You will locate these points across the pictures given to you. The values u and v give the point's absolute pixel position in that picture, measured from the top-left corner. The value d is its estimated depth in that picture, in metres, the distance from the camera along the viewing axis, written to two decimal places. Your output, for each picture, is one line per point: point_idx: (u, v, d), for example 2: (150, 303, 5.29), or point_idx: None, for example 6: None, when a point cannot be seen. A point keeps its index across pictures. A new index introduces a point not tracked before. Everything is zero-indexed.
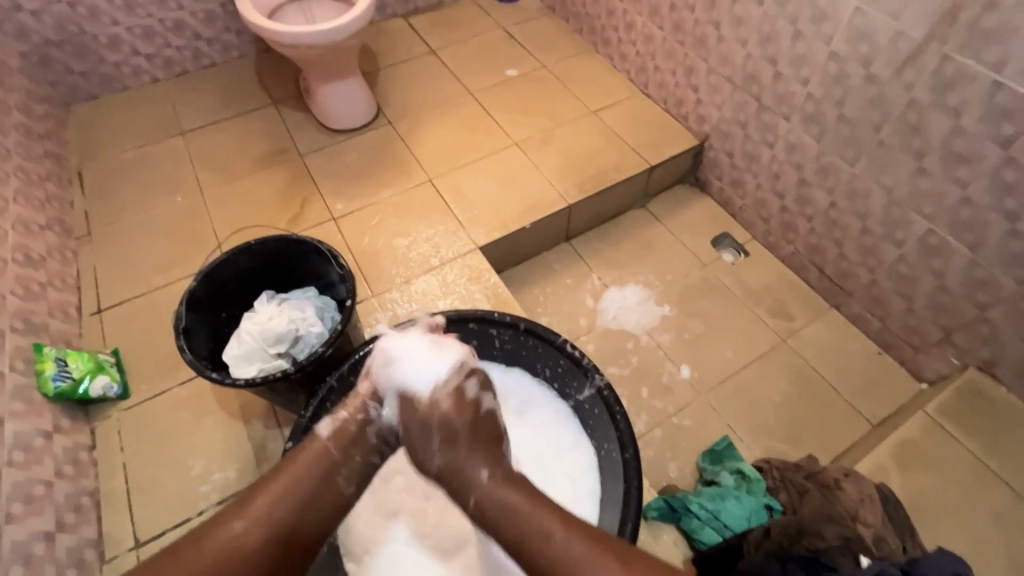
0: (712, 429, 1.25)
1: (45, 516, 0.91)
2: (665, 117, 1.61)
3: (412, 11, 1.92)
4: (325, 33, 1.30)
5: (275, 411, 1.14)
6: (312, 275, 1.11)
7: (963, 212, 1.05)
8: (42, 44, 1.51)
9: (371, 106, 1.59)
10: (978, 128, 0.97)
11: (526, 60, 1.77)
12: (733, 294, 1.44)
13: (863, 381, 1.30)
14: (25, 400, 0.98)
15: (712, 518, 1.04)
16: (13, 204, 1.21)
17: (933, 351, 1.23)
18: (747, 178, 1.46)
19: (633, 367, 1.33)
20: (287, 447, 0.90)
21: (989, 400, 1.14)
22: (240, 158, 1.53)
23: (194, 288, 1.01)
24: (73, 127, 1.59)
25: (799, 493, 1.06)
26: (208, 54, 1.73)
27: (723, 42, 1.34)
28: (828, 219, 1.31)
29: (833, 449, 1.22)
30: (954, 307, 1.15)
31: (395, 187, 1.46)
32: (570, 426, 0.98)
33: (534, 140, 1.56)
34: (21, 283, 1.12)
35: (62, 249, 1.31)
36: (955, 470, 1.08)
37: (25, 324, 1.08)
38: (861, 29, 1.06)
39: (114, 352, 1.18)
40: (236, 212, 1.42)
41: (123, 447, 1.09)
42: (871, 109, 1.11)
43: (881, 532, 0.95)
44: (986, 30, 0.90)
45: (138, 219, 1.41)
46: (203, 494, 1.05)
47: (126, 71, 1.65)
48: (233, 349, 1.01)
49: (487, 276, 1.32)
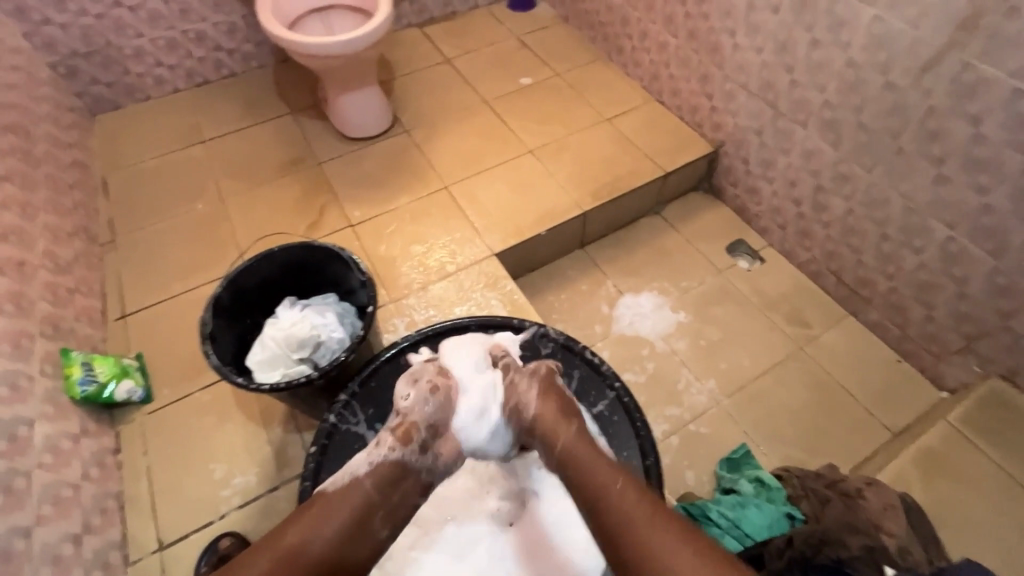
0: (730, 436, 1.24)
1: (72, 518, 0.92)
2: (680, 124, 1.61)
3: (427, 21, 1.95)
4: (344, 43, 1.32)
5: (295, 416, 1.15)
6: (333, 282, 1.13)
7: (985, 219, 1.04)
8: (70, 56, 1.55)
9: (388, 114, 1.61)
10: (1000, 134, 0.97)
11: (541, 68, 1.79)
12: (749, 301, 1.43)
13: (883, 389, 1.29)
14: (55, 404, 1.00)
15: (733, 526, 1.04)
16: (43, 212, 1.24)
17: (954, 359, 1.22)
18: (763, 185, 1.46)
19: (649, 374, 1.32)
20: (311, 451, 0.92)
21: (1013, 408, 1.13)
22: (260, 166, 1.55)
23: (219, 293, 1.03)
24: (98, 136, 1.63)
25: (821, 502, 1.05)
26: (228, 65, 1.76)
27: (738, 49, 1.35)
28: (846, 226, 1.30)
29: (853, 457, 1.21)
30: (975, 314, 1.13)
31: (412, 195, 1.48)
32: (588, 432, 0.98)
33: (549, 148, 1.57)
34: (50, 289, 1.15)
35: (88, 256, 1.33)
36: (979, 480, 1.07)
37: (54, 329, 1.11)
38: (879, 37, 1.06)
39: (138, 357, 1.20)
40: (255, 219, 1.44)
41: (146, 451, 1.11)
42: (889, 116, 1.11)
43: (906, 542, 0.94)
44: (1006, 38, 0.90)
45: (161, 227, 1.44)
46: (225, 498, 1.06)
47: (149, 81, 1.69)
48: (256, 354, 1.02)
49: (503, 282, 1.33)
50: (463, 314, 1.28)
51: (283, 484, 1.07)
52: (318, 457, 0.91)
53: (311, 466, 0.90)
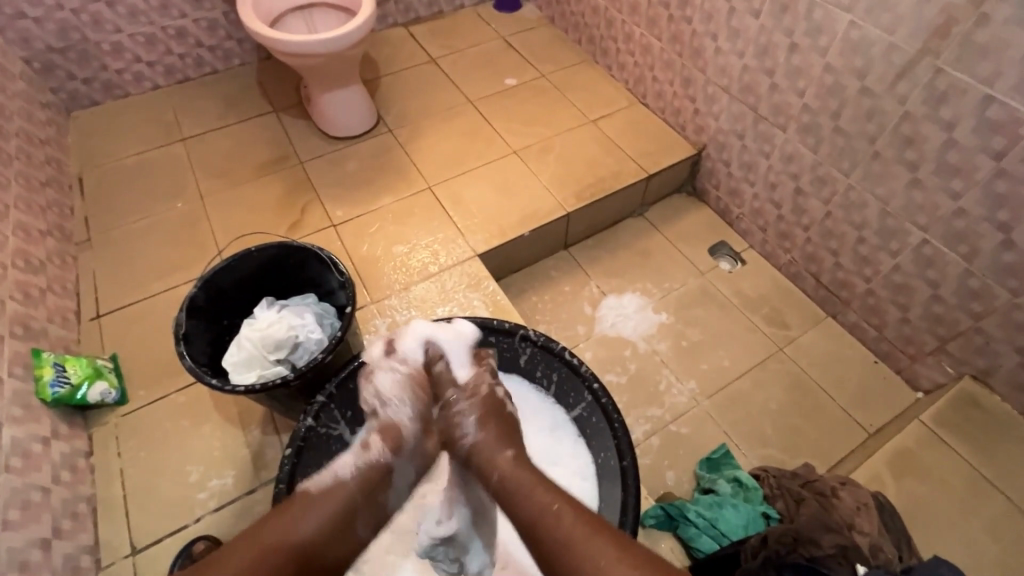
0: (710, 437, 1.25)
1: (41, 523, 0.90)
2: (663, 126, 1.62)
3: (413, 20, 1.94)
4: (326, 42, 1.31)
5: (273, 417, 1.14)
6: (313, 282, 1.12)
7: (957, 223, 1.06)
8: (45, 51, 1.52)
9: (371, 114, 1.60)
10: (971, 140, 0.99)
11: (526, 69, 1.79)
12: (730, 302, 1.45)
13: (860, 390, 1.31)
14: (24, 406, 0.98)
15: (709, 526, 1.05)
16: (15, 210, 1.22)
17: (928, 360, 1.24)
18: (744, 188, 1.48)
19: (631, 375, 1.33)
20: (286, 453, 0.90)
21: (984, 409, 1.15)
22: (241, 164, 1.54)
23: (194, 294, 1.01)
24: (74, 133, 1.60)
25: (796, 501, 1.06)
26: (210, 62, 1.74)
27: (720, 53, 1.36)
28: (824, 229, 1.32)
29: (830, 457, 1.22)
30: (949, 316, 1.16)
31: (395, 195, 1.47)
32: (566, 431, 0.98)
33: (533, 149, 1.57)
34: (21, 289, 1.12)
35: (62, 255, 1.31)
36: (950, 479, 1.09)
37: (24, 330, 1.08)
38: (856, 43, 1.08)
39: (112, 358, 1.18)
40: (236, 218, 1.43)
41: (120, 453, 1.09)
42: (866, 121, 1.13)
43: (878, 540, 0.96)
44: (977, 46, 0.92)
45: (138, 225, 1.41)
46: (201, 501, 1.04)
47: (128, 78, 1.66)
48: (233, 355, 1.01)
49: (486, 283, 1.33)
50: (445, 314, 1.28)
51: (260, 487, 1.06)
52: (294, 458, 0.90)
53: (287, 468, 0.89)
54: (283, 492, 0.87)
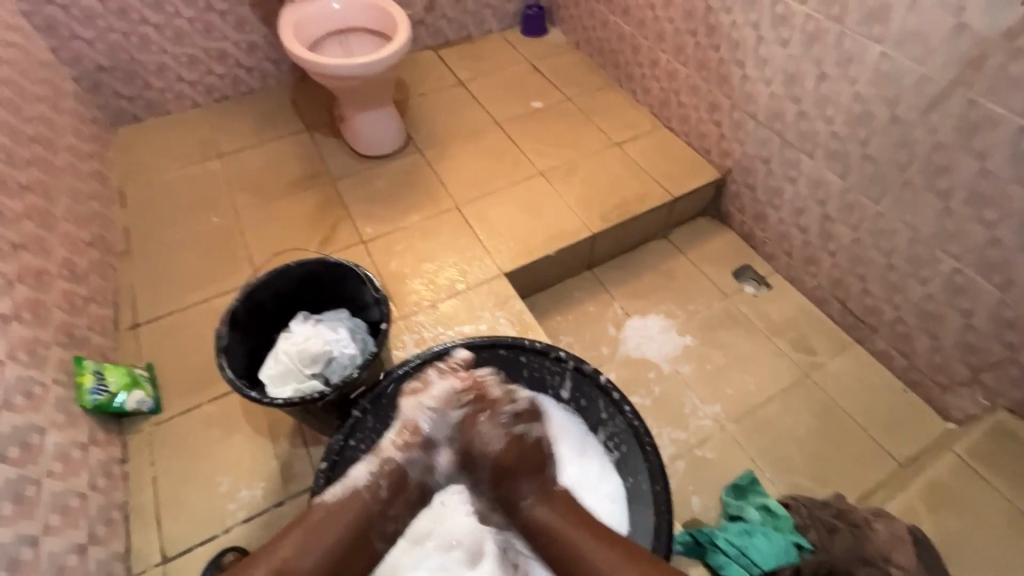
0: (736, 462, 1.24)
1: (79, 529, 0.92)
2: (688, 150, 1.64)
3: (442, 44, 2.00)
4: (364, 66, 1.36)
5: (302, 430, 1.15)
6: (347, 298, 1.14)
7: (991, 253, 1.06)
8: (94, 70, 1.59)
9: (402, 133, 1.65)
10: (1006, 170, 0.99)
11: (552, 92, 1.83)
12: (755, 326, 1.44)
13: (890, 419, 1.29)
14: (66, 412, 1.01)
15: (740, 555, 1.04)
16: (63, 222, 1.26)
17: (960, 390, 1.22)
18: (770, 212, 1.48)
19: (655, 398, 1.33)
20: (321, 467, 0.92)
21: (1020, 443, 1.13)
22: (275, 181, 1.58)
23: (235, 307, 1.04)
24: (117, 148, 1.66)
25: (828, 532, 1.05)
26: (247, 81, 1.80)
27: (747, 80, 1.38)
28: (852, 255, 1.32)
29: (860, 487, 1.20)
30: (982, 346, 1.14)
31: (424, 213, 1.50)
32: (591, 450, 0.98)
33: (559, 170, 1.60)
34: (66, 297, 1.16)
35: (103, 265, 1.35)
36: (987, 514, 1.07)
37: (68, 337, 1.12)
38: (886, 73, 1.09)
39: (148, 367, 1.21)
40: (269, 233, 1.46)
41: (153, 462, 1.11)
42: (896, 149, 1.13)
43: (915, 574, 0.96)
44: (1011, 78, 0.93)
45: (176, 238, 1.46)
46: (230, 511, 1.06)
47: (170, 96, 1.73)
48: (269, 368, 1.03)
49: (513, 302, 1.34)
50: (472, 332, 1.29)
51: (288, 499, 1.07)
52: (328, 472, 0.92)
53: (322, 481, 0.90)
54: None
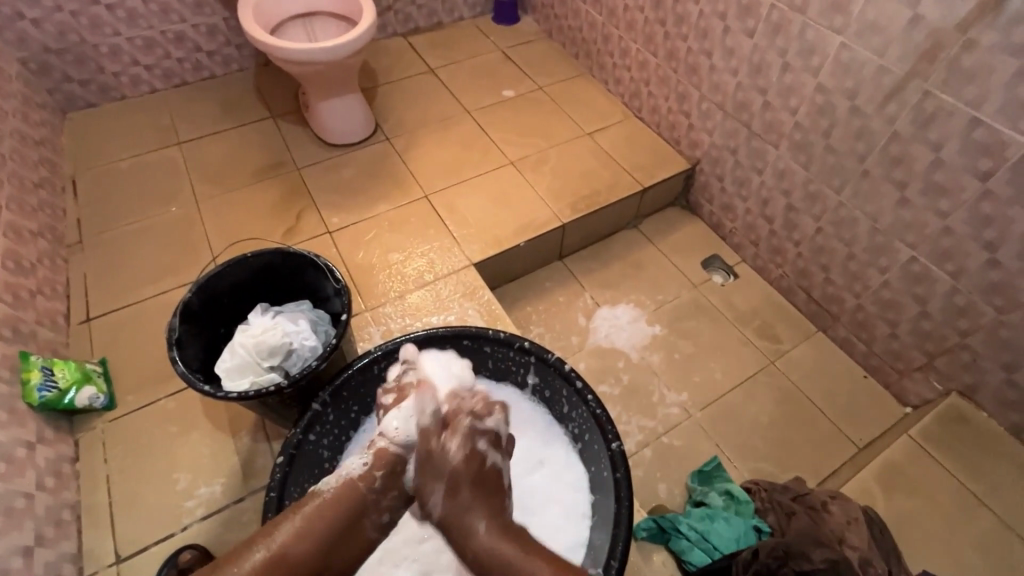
0: (701, 449, 1.25)
1: (24, 530, 0.89)
2: (658, 140, 1.65)
3: (412, 31, 1.96)
4: (326, 51, 1.32)
5: (265, 424, 1.13)
6: (308, 289, 1.12)
7: (944, 242, 1.08)
8: (41, 52, 1.51)
9: (369, 121, 1.61)
10: (959, 161, 1.01)
11: (523, 80, 1.81)
12: (722, 315, 1.46)
13: (850, 404, 1.32)
14: (10, 410, 0.96)
15: (701, 539, 1.04)
16: (6, 211, 1.20)
17: (916, 376, 1.26)
18: (737, 203, 1.50)
19: (624, 386, 1.33)
20: (277, 461, 0.89)
21: (970, 425, 1.17)
22: (237, 169, 1.53)
23: (188, 299, 1.00)
24: (68, 135, 1.59)
25: (787, 515, 1.07)
26: (208, 66, 1.74)
27: (715, 70, 1.39)
28: (815, 244, 1.34)
29: (820, 471, 1.23)
30: (936, 333, 1.17)
31: (391, 202, 1.48)
32: (540, 419, 1.03)
33: (529, 160, 1.59)
34: (10, 291, 1.11)
35: (53, 257, 1.29)
36: (937, 494, 1.11)
37: (12, 332, 1.07)
38: (847, 64, 1.10)
39: (101, 362, 1.17)
40: (230, 224, 1.42)
41: (107, 459, 1.07)
42: (856, 140, 1.15)
43: (868, 555, 0.98)
44: (963, 70, 0.95)
45: (132, 228, 1.40)
46: (188, 508, 1.03)
47: (125, 81, 1.66)
48: (226, 361, 1.00)
49: (481, 292, 1.33)
50: (440, 323, 1.28)
51: (249, 495, 1.05)
52: (285, 466, 0.89)
53: (278, 477, 0.88)
54: (274, 500, 0.86)
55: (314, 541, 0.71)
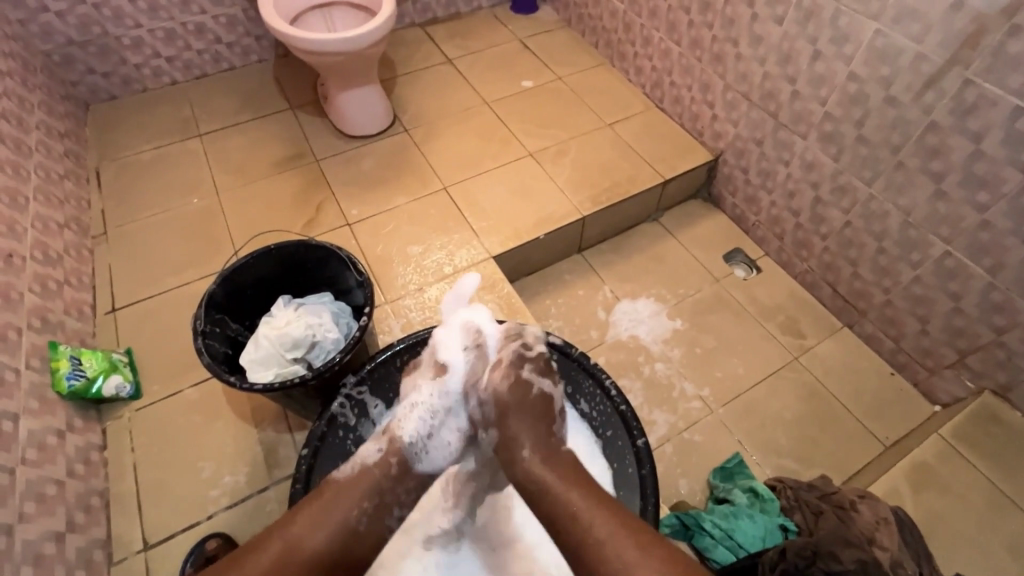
0: (724, 446, 1.24)
1: (56, 516, 0.91)
2: (680, 131, 1.62)
3: (430, 21, 1.94)
4: (346, 41, 1.31)
5: (287, 415, 1.14)
6: (329, 281, 1.12)
7: (981, 236, 1.05)
8: (65, 44, 1.53)
9: (388, 113, 1.60)
10: (999, 152, 0.97)
11: (542, 71, 1.78)
12: (745, 310, 1.43)
13: (878, 402, 1.29)
14: (40, 398, 0.98)
15: (726, 537, 1.04)
16: (34, 202, 1.22)
17: (947, 374, 1.22)
18: (762, 195, 1.47)
19: (645, 381, 1.32)
20: (303, 453, 0.91)
21: (1005, 424, 1.14)
22: (257, 160, 1.54)
23: (214, 291, 1.01)
24: (92, 126, 1.60)
25: (814, 514, 1.05)
26: (228, 58, 1.75)
27: (741, 59, 1.35)
28: (843, 238, 1.31)
29: (845, 470, 1.21)
30: (970, 330, 1.14)
31: (410, 194, 1.47)
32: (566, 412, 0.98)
33: (549, 151, 1.57)
34: (38, 281, 1.13)
35: (78, 248, 1.31)
36: (969, 494, 1.08)
37: (42, 322, 1.09)
38: (882, 51, 1.07)
39: (127, 352, 1.18)
40: (252, 215, 1.43)
41: (134, 447, 1.09)
42: (890, 130, 1.11)
43: (898, 556, 0.96)
44: (1007, 56, 0.91)
45: (155, 219, 1.42)
46: (214, 497, 1.04)
47: (146, 73, 1.67)
48: (250, 353, 1.01)
49: (501, 285, 1.32)
50: None
51: (274, 485, 1.06)
52: (310, 459, 0.90)
53: (303, 469, 0.89)
54: None
55: (343, 538, 0.72)
